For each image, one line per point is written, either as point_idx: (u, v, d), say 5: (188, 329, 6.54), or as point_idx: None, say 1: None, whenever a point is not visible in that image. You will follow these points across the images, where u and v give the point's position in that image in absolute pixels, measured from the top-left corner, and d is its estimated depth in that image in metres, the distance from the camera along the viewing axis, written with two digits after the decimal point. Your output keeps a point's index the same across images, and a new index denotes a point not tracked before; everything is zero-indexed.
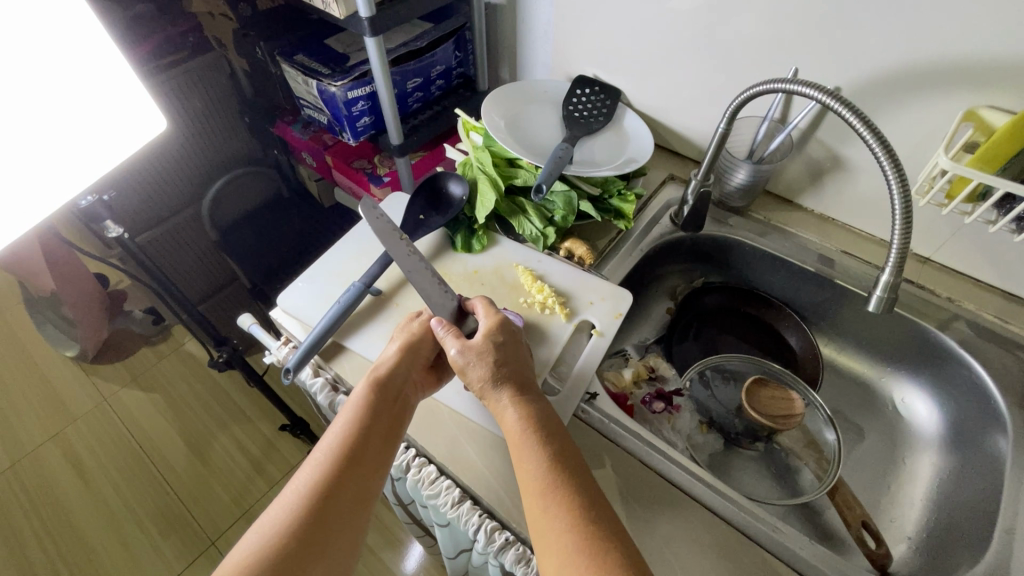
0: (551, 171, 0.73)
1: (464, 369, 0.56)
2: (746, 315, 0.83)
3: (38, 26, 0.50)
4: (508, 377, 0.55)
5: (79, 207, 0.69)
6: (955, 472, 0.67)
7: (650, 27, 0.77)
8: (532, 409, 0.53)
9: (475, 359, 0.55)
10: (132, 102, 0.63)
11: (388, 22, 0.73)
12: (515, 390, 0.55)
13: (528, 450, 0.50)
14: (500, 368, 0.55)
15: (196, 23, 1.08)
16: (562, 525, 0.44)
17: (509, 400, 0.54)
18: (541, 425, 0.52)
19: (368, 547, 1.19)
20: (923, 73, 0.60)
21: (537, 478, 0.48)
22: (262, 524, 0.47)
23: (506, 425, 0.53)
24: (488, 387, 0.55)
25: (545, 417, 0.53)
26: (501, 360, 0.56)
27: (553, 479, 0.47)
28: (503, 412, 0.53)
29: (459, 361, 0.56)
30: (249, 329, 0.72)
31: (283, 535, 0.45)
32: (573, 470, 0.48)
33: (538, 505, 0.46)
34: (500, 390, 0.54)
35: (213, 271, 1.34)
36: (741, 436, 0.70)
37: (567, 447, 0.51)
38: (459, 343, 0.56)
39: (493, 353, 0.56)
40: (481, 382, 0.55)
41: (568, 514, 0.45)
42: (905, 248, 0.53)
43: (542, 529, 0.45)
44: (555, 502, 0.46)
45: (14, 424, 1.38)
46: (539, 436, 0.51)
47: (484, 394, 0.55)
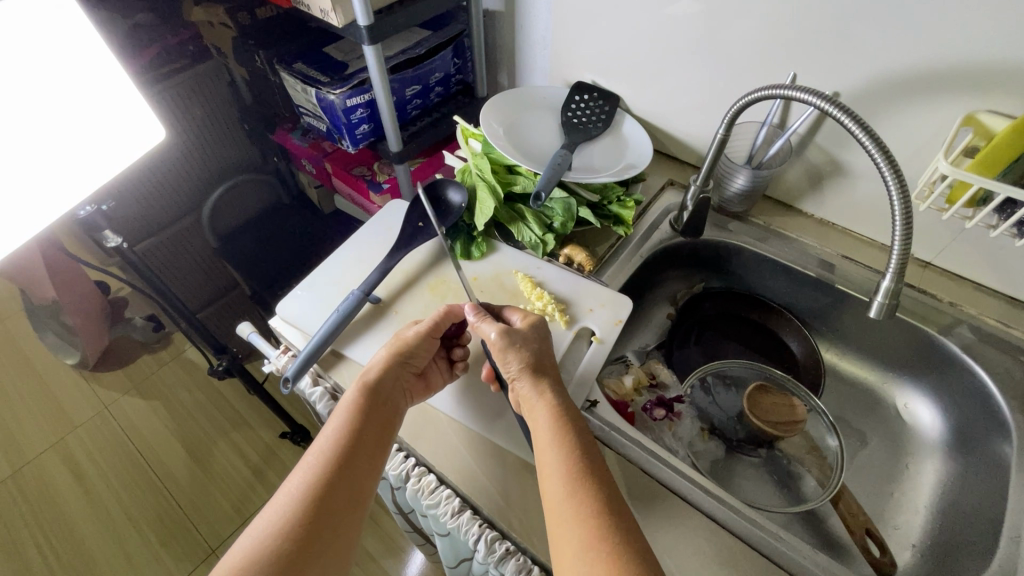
0: (549, 178, 0.73)
1: (504, 351, 0.56)
2: (746, 320, 0.83)
3: (36, 37, 0.50)
4: (543, 368, 0.56)
5: (78, 217, 0.69)
6: (959, 478, 0.66)
7: (648, 33, 0.77)
8: (561, 400, 0.53)
9: (515, 346, 0.56)
10: (131, 112, 0.63)
11: (387, 30, 0.73)
12: (551, 380, 0.55)
13: (551, 440, 0.50)
14: (537, 358, 0.56)
15: (196, 31, 1.08)
16: (579, 518, 0.44)
17: (541, 389, 0.54)
18: (570, 416, 0.52)
19: (368, 554, 1.19)
20: (921, 78, 0.60)
21: (560, 468, 0.47)
22: (255, 530, 0.46)
23: (533, 412, 0.53)
24: (525, 372, 0.55)
25: (574, 410, 0.53)
26: (535, 351, 0.57)
27: (577, 470, 0.47)
28: (533, 400, 0.53)
29: (501, 344, 0.57)
30: (248, 337, 0.71)
31: (276, 540, 0.45)
32: (592, 463, 0.48)
33: (559, 497, 0.46)
34: (535, 377, 0.55)
35: (214, 279, 1.34)
36: (743, 443, 0.70)
37: (588, 439, 0.51)
38: (500, 327, 0.58)
39: (534, 343, 0.58)
40: (519, 366, 0.55)
41: (590, 505, 0.45)
42: (906, 253, 0.53)
43: (563, 521, 0.45)
44: (578, 494, 0.45)
45: (15, 432, 1.38)
46: (563, 426, 0.51)
47: (518, 378, 0.55)
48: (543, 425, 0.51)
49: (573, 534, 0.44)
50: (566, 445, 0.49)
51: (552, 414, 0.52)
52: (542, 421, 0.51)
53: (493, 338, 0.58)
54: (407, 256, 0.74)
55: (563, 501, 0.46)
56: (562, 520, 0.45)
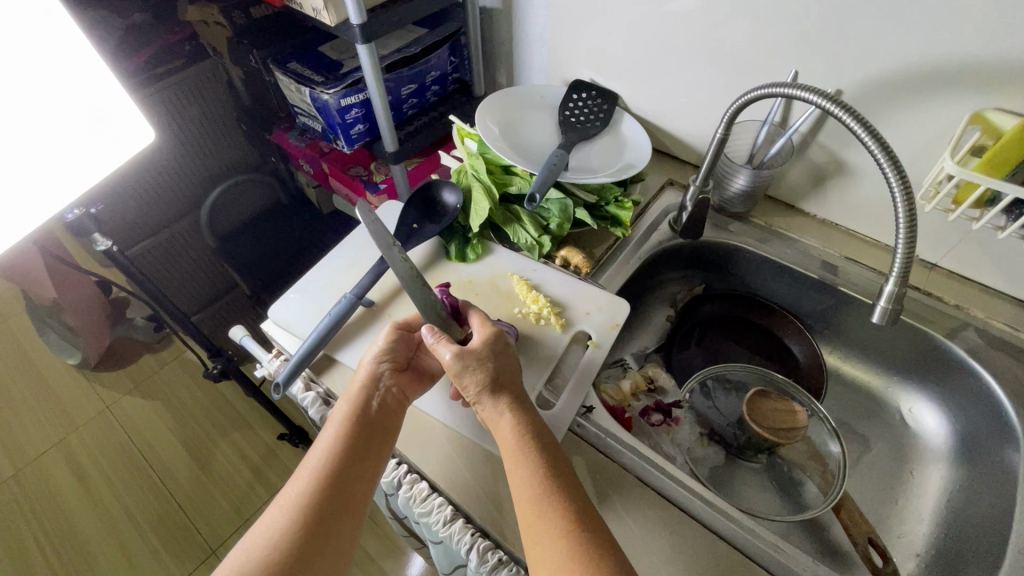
0: (545, 179, 0.71)
1: (461, 375, 0.54)
2: (748, 322, 0.81)
3: (22, 40, 0.49)
4: (503, 385, 0.54)
5: (67, 220, 0.68)
6: (965, 486, 0.64)
7: (647, 30, 0.75)
8: (526, 418, 0.52)
9: (471, 367, 0.53)
10: (120, 113, 0.62)
11: (380, 29, 0.72)
12: (511, 398, 0.53)
13: (520, 460, 0.48)
14: (495, 375, 0.54)
15: (192, 31, 1.07)
16: (553, 536, 0.43)
17: (504, 408, 0.52)
18: (536, 434, 0.51)
19: (368, 555, 1.18)
20: (927, 75, 0.58)
21: (530, 487, 0.46)
22: (247, 543, 0.46)
23: (499, 435, 0.51)
24: (484, 394, 0.53)
25: (538, 427, 0.52)
26: (492, 369, 0.54)
27: (547, 489, 0.46)
28: (498, 421, 0.52)
29: (461, 363, 0.54)
30: (240, 341, 0.71)
31: (267, 554, 0.44)
32: (563, 481, 0.47)
33: (531, 517, 0.45)
34: (494, 398, 0.53)
35: (214, 279, 1.34)
36: (744, 448, 0.68)
37: (558, 457, 0.50)
38: (455, 348, 0.54)
39: (490, 360, 0.55)
40: (477, 389, 0.53)
41: (563, 523, 0.44)
42: (911, 256, 0.51)
43: (538, 540, 0.44)
44: (550, 514, 0.45)
45: (17, 432, 1.38)
46: (529, 446, 0.49)
47: (479, 402, 0.53)
48: (516, 441, 0.50)
49: (548, 553, 0.43)
50: (533, 465, 0.48)
51: (517, 434, 0.50)
52: (507, 443, 0.50)
53: (447, 360, 0.54)
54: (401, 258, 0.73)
55: (535, 522, 0.45)
56: (535, 540, 0.44)
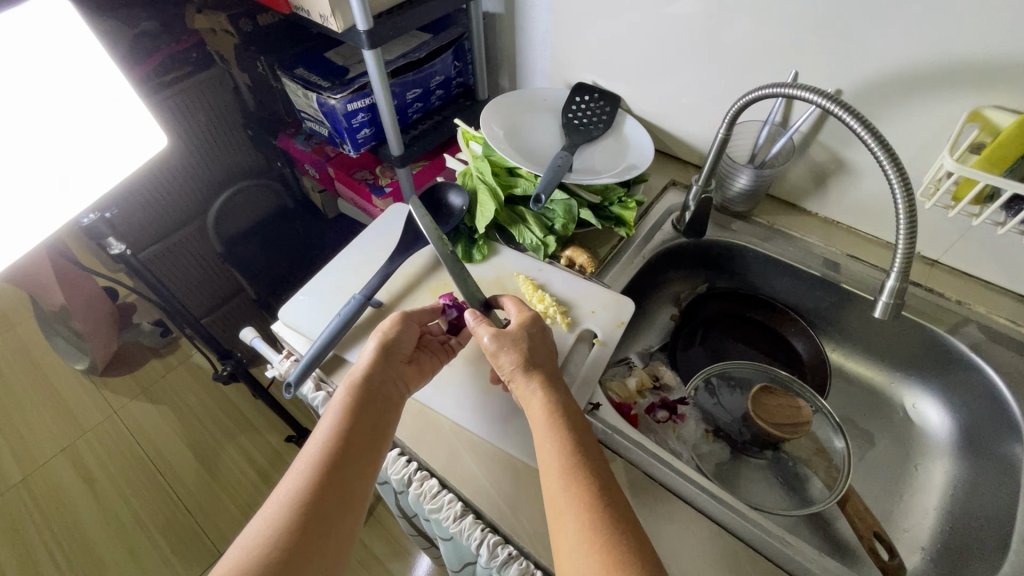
0: (550, 180, 0.73)
1: (497, 354, 0.56)
2: (752, 321, 0.82)
3: (39, 49, 0.50)
4: (539, 363, 0.55)
5: (81, 224, 0.70)
6: (969, 480, 0.65)
7: (649, 34, 0.76)
8: (560, 397, 0.53)
9: (508, 346, 0.55)
10: (133, 119, 0.64)
11: (386, 34, 0.73)
12: (546, 375, 0.55)
13: (550, 437, 0.49)
14: (530, 354, 0.55)
15: (199, 39, 1.09)
16: (575, 510, 0.44)
17: (538, 385, 0.54)
18: (569, 412, 0.52)
19: (375, 556, 1.19)
20: (926, 75, 0.59)
21: (556, 462, 0.47)
22: (244, 538, 0.46)
23: (531, 411, 0.53)
24: (519, 372, 0.55)
25: (571, 406, 0.53)
26: (526, 347, 0.56)
27: (573, 464, 0.47)
28: (530, 398, 0.53)
29: (494, 346, 0.56)
30: (251, 342, 0.72)
31: (266, 548, 0.44)
32: (588, 457, 0.48)
33: (556, 491, 0.46)
34: (528, 375, 0.54)
35: (220, 284, 1.35)
36: (748, 445, 0.69)
37: (586, 434, 0.50)
38: (492, 330, 0.56)
39: (527, 340, 0.56)
40: (512, 366, 0.55)
41: (588, 500, 0.45)
42: (911, 252, 0.52)
43: (560, 514, 0.45)
44: (577, 488, 0.45)
45: (26, 437, 1.39)
46: (557, 422, 0.50)
47: (513, 379, 0.55)
48: (543, 420, 0.51)
49: (570, 526, 0.43)
50: (561, 440, 0.49)
51: (547, 410, 0.52)
52: (539, 419, 0.51)
53: (486, 342, 0.56)
54: (408, 261, 0.75)
55: (560, 496, 0.46)
56: (558, 515, 0.45)
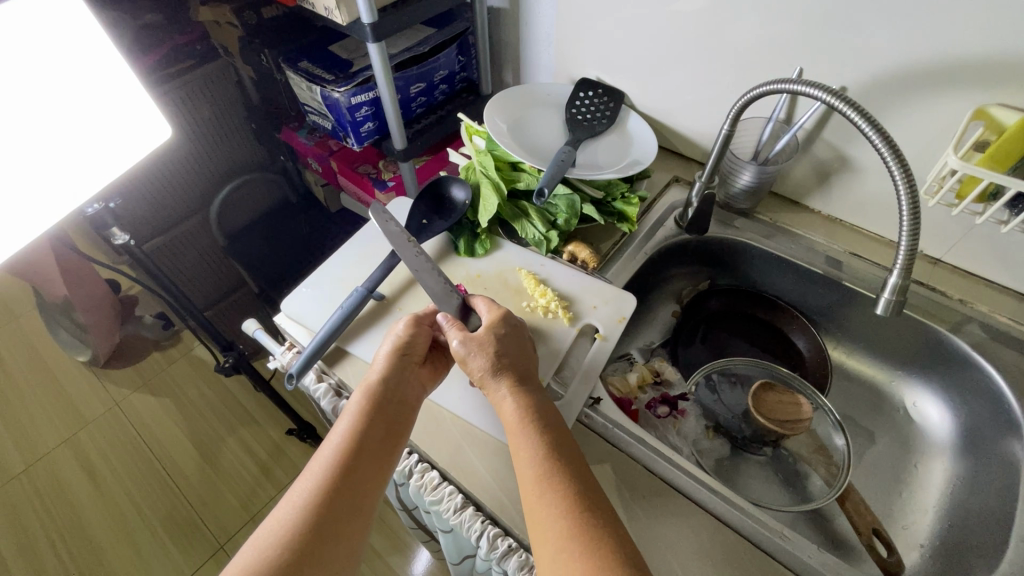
0: (553, 175, 0.73)
1: (466, 359, 0.55)
2: (753, 318, 0.82)
3: (45, 39, 0.51)
4: (509, 367, 0.55)
5: (86, 214, 0.70)
6: (969, 478, 0.65)
7: (653, 29, 0.76)
8: (531, 400, 0.53)
9: (475, 350, 0.55)
10: (138, 110, 0.64)
11: (391, 27, 0.73)
12: (516, 379, 0.55)
13: (523, 443, 0.50)
14: (500, 358, 0.55)
15: (203, 31, 1.09)
16: (551, 518, 0.44)
17: (508, 390, 0.54)
18: (540, 416, 0.52)
19: (374, 550, 1.19)
20: (931, 72, 0.59)
21: (532, 469, 0.48)
22: (259, 537, 0.46)
23: (505, 417, 0.53)
24: (489, 376, 0.55)
25: (542, 409, 0.53)
26: (495, 352, 0.56)
27: (548, 472, 0.47)
28: (502, 403, 0.54)
29: (462, 351, 0.55)
30: (253, 334, 0.72)
31: (281, 549, 0.45)
32: (564, 465, 0.48)
33: (534, 497, 0.46)
34: (499, 381, 0.54)
35: (222, 277, 1.36)
36: (748, 441, 0.68)
37: (561, 440, 0.50)
38: (461, 334, 0.56)
39: (496, 343, 0.56)
40: (483, 371, 0.55)
41: (563, 504, 0.45)
42: (914, 249, 0.52)
43: (538, 523, 0.45)
44: (551, 493, 0.46)
45: (28, 428, 1.40)
46: (530, 430, 0.50)
47: (485, 384, 0.55)
48: (514, 427, 0.51)
49: (547, 535, 0.44)
50: (534, 447, 0.49)
51: (519, 418, 0.52)
52: (512, 426, 0.51)
53: (455, 346, 0.56)
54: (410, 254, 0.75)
55: (536, 505, 0.46)
56: (536, 523, 0.45)
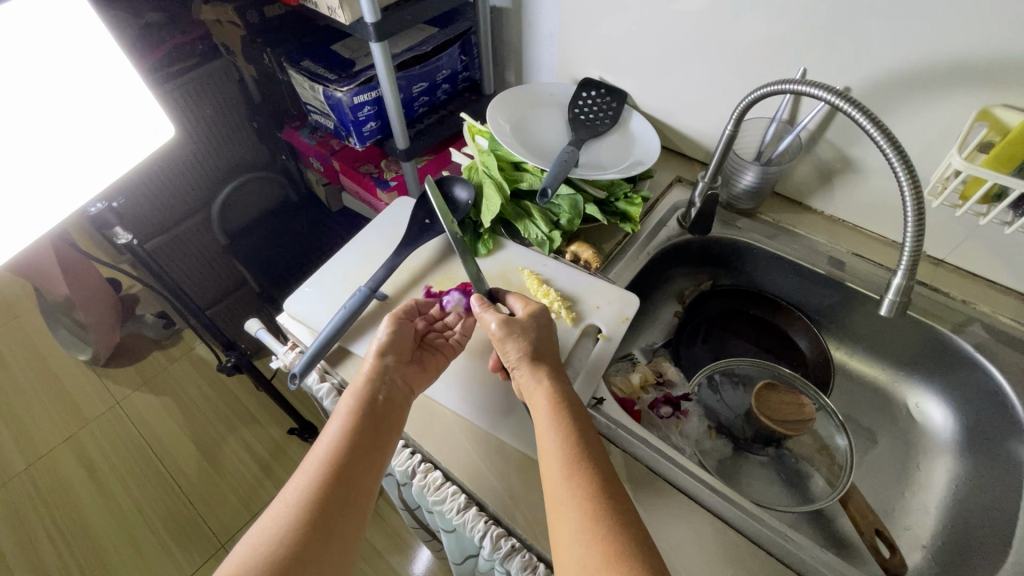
0: (556, 175, 0.73)
1: (504, 341, 0.57)
2: (755, 318, 0.82)
3: (48, 38, 0.51)
4: (543, 355, 0.56)
5: (89, 214, 0.70)
6: (971, 479, 0.65)
7: (657, 29, 0.76)
8: (562, 388, 0.54)
9: (515, 334, 0.57)
10: (141, 109, 0.64)
11: (394, 26, 0.73)
12: (550, 367, 0.56)
13: (552, 427, 0.50)
14: (537, 344, 0.57)
15: (205, 31, 1.09)
16: (575, 500, 0.45)
17: (543, 375, 0.54)
18: (573, 403, 0.53)
19: (375, 550, 1.19)
20: (936, 73, 0.59)
21: (559, 452, 0.48)
22: (253, 535, 0.46)
23: (534, 400, 0.53)
24: (524, 360, 0.56)
25: (575, 398, 0.54)
26: (531, 337, 0.57)
27: (575, 455, 0.47)
28: (532, 387, 0.54)
29: (500, 333, 0.57)
30: (256, 334, 0.72)
31: (274, 547, 0.45)
32: (589, 449, 0.48)
33: (558, 480, 0.46)
34: (533, 365, 0.55)
35: (223, 277, 1.35)
36: (750, 441, 0.69)
37: (587, 426, 0.51)
38: (500, 317, 0.58)
39: (534, 330, 0.58)
40: (518, 354, 0.56)
41: (588, 489, 0.45)
42: (918, 251, 0.52)
43: (560, 505, 0.45)
44: (578, 477, 0.46)
45: (29, 427, 1.40)
46: (561, 413, 0.51)
47: (518, 368, 0.56)
48: (543, 410, 0.52)
49: (570, 516, 0.44)
50: (563, 430, 0.50)
51: (550, 401, 0.52)
52: (542, 408, 0.52)
53: (494, 328, 0.58)
54: (413, 254, 0.74)
55: (560, 487, 0.46)
56: (558, 504, 0.45)
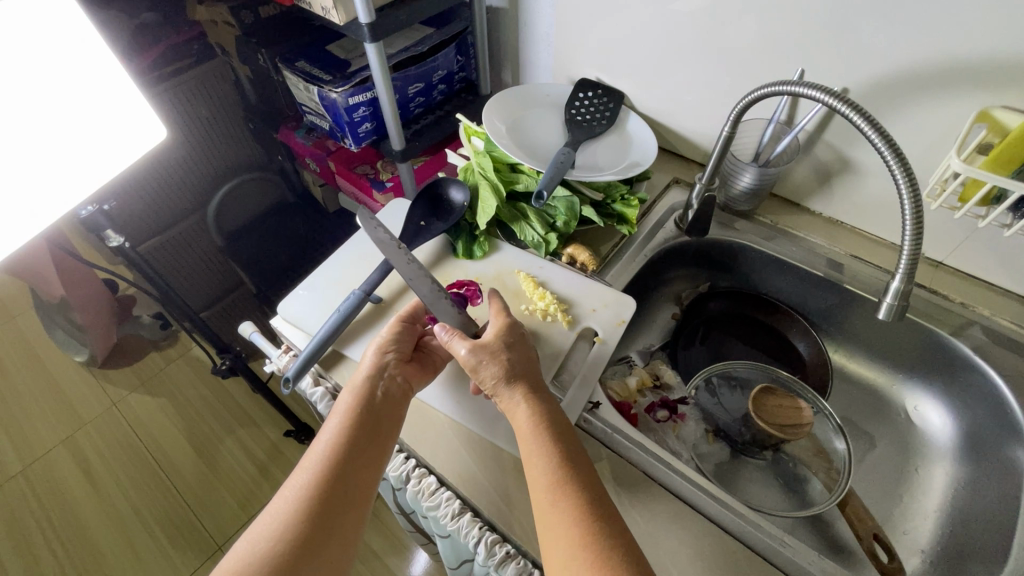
0: (552, 176, 0.72)
1: (476, 368, 0.55)
2: (754, 320, 0.82)
3: (36, 39, 0.50)
4: (520, 375, 0.55)
5: (80, 216, 0.69)
6: (971, 483, 0.65)
7: (654, 30, 0.76)
8: (544, 409, 0.53)
9: (486, 359, 0.55)
10: (132, 111, 0.63)
11: (389, 27, 0.73)
12: (529, 388, 0.54)
13: (536, 452, 0.49)
14: (511, 366, 0.55)
15: (200, 31, 1.08)
16: (564, 525, 0.44)
17: (521, 398, 0.53)
18: (555, 423, 0.52)
19: (373, 551, 1.19)
20: (934, 74, 0.59)
21: (545, 477, 0.47)
22: (252, 533, 0.46)
23: (517, 425, 0.52)
24: (501, 385, 0.54)
25: (558, 417, 0.53)
26: (503, 361, 0.55)
27: (561, 479, 0.47)
28: (515, 411, 0.53)
29: (470, 361, 0.55)
30: (250, 337, 0.72)
31: (274, 545, 0.45)
32: (577, 471, 0.48)
33: (546, 506, 0.46)
34: (511, 389, 0.54)
35: (219, 277, 1.35)
36: (748, 446, 0.68)
37: (573, 448, 0.50)
38: (468, 343, 0.55)
39: (507, 352, 0.56)
40: (495, 380, 0.54)
41: (576, 513, 0.44)
42: (917, 254, 0.52)
43: (549, 531, 0.45)
44: (565, 502, 0.45)
45: (26, 428, 1.39)
46: (544, 437, 0.50)
47: (497, 393, 0.55)
48: (528, 434, 0.51)
49: (560, 543, 0.43)
50: (547, 454, 0.49)
51: (532, 424, 0.51)
52: (524, 433, 0.51)
53: (463, 355, 0.55)
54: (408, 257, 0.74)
55: (549, 512, 0.45)
56: (548, 530, 0.45)
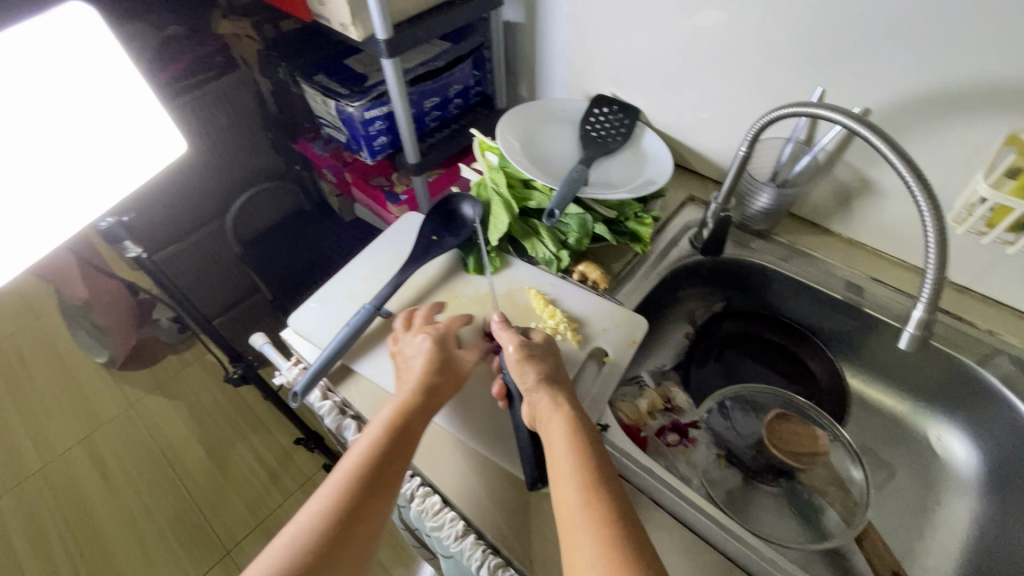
0: (563, 195, 0.72)
1: (522, 363, 0.56)
2: (771, 343, 0.80)
3: (67, 55, 0.51)
4: (560, 383, 0.56)
5: (100, 227, 0.70)
6: (998, 520, 0.62)
7: (671, 47, 0.75)
8: (578, 413, 0.53)
9: (529, 361, 0.57)
10: (154, 124, 0.64)
11: (406, 42, 0.73)
12: (566, 393, 0.55)
13: (568, 453, 0.48)
14: (551, 372, 0.57)
15: (224, 43, 1.10)
16: (592, 524, 0.43)
17: (561, 401, 0.54)
18: (590, 430, 0.51)
19: (379, 563, 1.18)
20: (961, 96, 0.57)
21: (575, 475, 0.47)
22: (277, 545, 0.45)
23: (553, 424, 0.52)
24: (542, 385, 0.55)
25: (590, 423, 0.53)
26: (547, 366, 0.57)
27: (590, 480, 0.46)
28: (553, 411, 0.53)
29: (517, 356, 0.57)
30: (260, 348, 0.72)
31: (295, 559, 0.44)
32: (602, 471, 0.47)
33: (571, 501, 0.45)
34: (551, 390, 0.55)
35: (235, 284, 1.37)
36: (761, 472, 0.66)
37: (601, 452, 0.50)
38: (518, 340, 0.58)
39: (549, 357, 0.58)
40: (537, 379, 0.55)
41: (605, 512, 0.44)
42: (941, 280, 0.50)
43: (576, 530, 0.43)
44: (593, 500, 0.44)
45: (47, 426, 1.42)
46: (579, 440, 0.50)
47: (535, 393, 0.55)
48: (559, 432, 0.51)
49: (587, 541, 0.42)
50: (580, 455, 0.48)
51: (568, 427, 0.51)
52: (560, 433, 0.50)
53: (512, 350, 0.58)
54: (419, 271, 0.74)
55: (578, 510, 0.44)
56: (573, 530, 0.43)
